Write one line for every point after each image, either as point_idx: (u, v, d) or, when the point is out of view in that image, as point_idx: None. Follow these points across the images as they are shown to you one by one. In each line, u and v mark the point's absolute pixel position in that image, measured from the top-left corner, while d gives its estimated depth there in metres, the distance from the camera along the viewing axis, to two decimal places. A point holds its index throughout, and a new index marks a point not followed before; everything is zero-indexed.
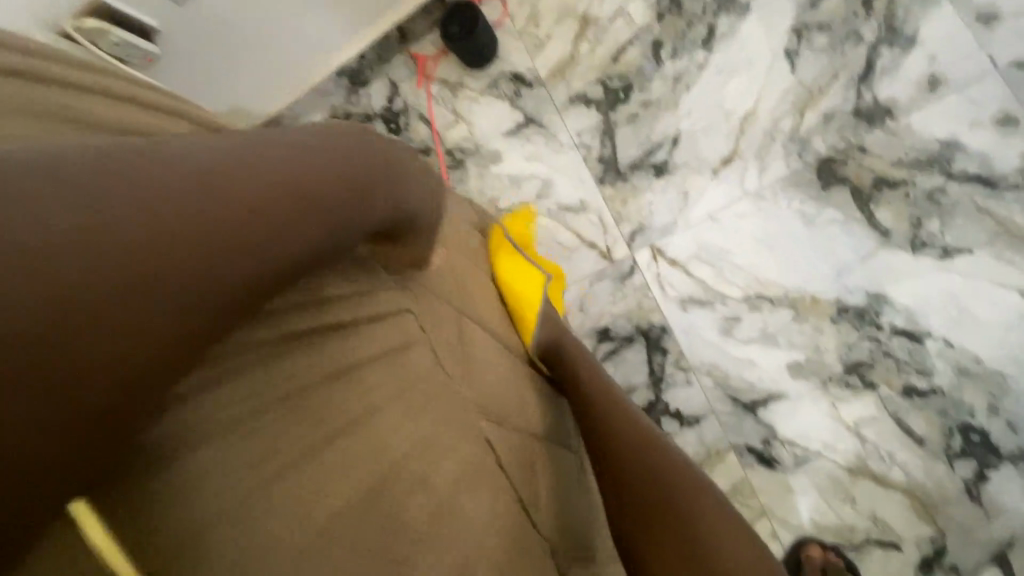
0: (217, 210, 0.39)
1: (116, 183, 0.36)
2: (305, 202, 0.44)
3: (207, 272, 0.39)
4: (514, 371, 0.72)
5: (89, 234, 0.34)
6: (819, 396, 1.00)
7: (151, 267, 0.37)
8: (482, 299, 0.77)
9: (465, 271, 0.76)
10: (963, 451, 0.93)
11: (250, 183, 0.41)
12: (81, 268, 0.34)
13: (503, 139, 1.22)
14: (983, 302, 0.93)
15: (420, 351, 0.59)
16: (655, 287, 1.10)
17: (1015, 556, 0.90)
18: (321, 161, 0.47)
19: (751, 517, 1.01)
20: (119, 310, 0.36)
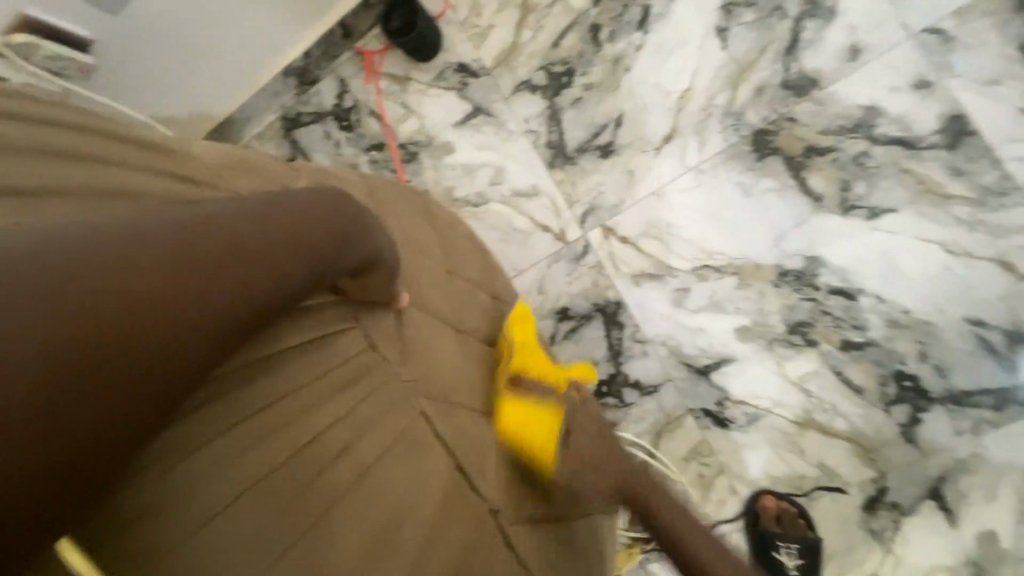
0: (209, 252, 0.41)
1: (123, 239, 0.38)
2: (291, 249, 0.47)
3: (194, 320, 0.40)
4: (457, 348, 0.72)
5: (97, 284, 0.36)
6: (766, 356, 1.06)
7: (146, 316, 0.37)
8: (428, 278, 0.75)
9: (407, 250, 0.74)
10: (898, 397, 1.00)
11: (242, 230, 0.44)
12: (92, 313, 0.35)
13: (454, 129, 1.24)
14: (908, 257, 0.99)
15: (363, 350, 0.59)
16: (608, 264, 1.14)
17: (948, 490, 0.98)
18: (308, 211, 0.50)
19: (710, 475, 1.08)
20: (118, 353, 0.37)
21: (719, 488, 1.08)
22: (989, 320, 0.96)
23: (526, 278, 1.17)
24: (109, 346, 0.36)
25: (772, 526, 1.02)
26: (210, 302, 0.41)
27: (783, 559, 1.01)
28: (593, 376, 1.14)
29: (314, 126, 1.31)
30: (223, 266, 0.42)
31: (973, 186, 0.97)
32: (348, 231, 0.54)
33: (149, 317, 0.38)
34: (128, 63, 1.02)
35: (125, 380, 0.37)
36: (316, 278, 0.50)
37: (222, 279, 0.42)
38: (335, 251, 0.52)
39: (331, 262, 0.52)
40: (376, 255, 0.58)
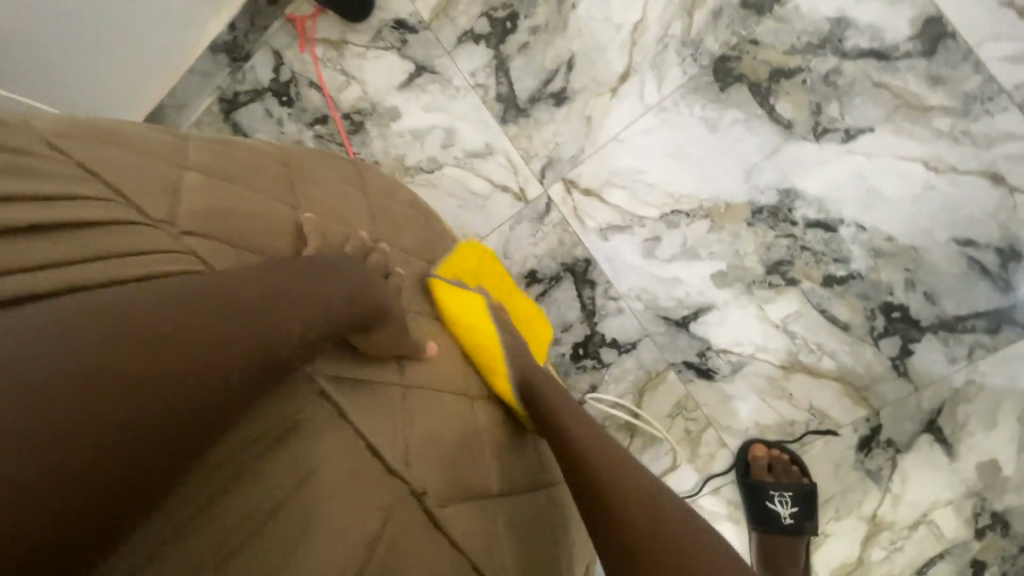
0: (202, 306, 0.43)
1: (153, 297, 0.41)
2: (294, 306, 0.48)
3: (206, 361, 0.41)
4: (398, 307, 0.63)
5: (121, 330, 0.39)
6: (745, 300, 1.00)
7: (164, 360, 0.39)
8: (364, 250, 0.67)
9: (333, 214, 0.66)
10: (886, 329, 0.94)
11: (236, 288, 0.46)
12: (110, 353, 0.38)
13: (398, 92, 1.16)
14: (889, 178, 0.92)
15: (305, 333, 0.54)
16: (573, 220, 1.07)
17: (945, 422, 0.93)
18: (332, 273, 0.54)
19: (697, 429, 1.04)
20: (128, 397, 0.38)
21: (707, 441, 1.04)
22: (980, 239, 0.89)
23: (489, 243, 1.11)
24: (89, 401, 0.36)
25: (764, 477, 0.98)
26: (194, 354, 0.41)
27: (779, 510, 0.97)
28: (568, 339, 1.08)
29: (253, 104, 1.23)
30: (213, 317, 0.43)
31: (954, 93, 0.89)
32: (354, 284, 0.56)
33: (159, 355, 0.39)
34: (43, 53, 0.94)
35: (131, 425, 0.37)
36: (323, 336, 0.51)
37: (211, 331, 0.42)
38: (344, 310, 0.53)
39: (339, 316, 0.52)
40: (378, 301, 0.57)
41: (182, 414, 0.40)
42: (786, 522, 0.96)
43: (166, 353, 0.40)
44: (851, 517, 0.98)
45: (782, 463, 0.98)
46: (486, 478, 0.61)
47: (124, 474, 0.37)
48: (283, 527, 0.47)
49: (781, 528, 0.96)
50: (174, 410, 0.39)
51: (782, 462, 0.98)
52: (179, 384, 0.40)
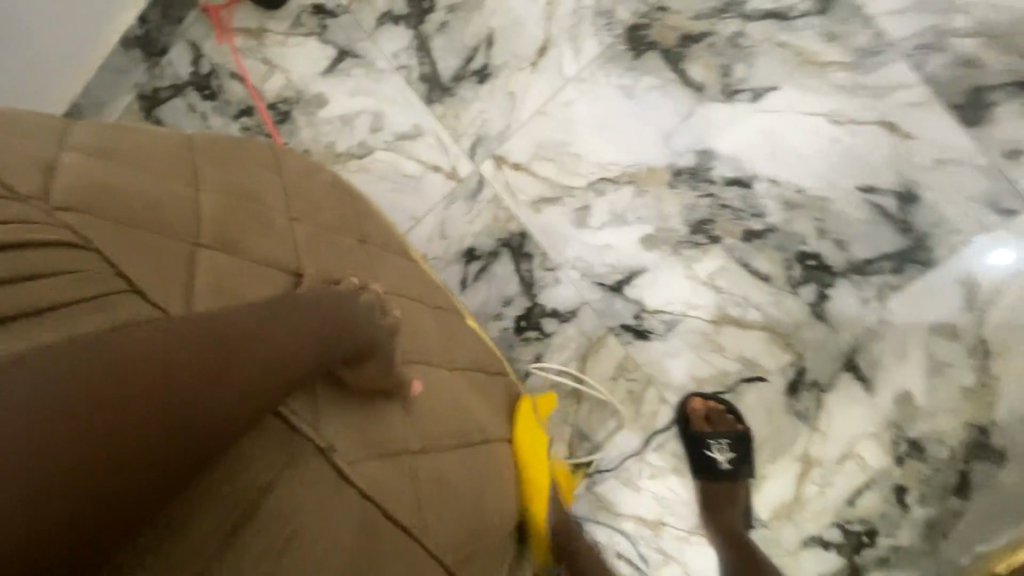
0: (188, 339, 0.46)
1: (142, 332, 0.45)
2: (288, 339, 0.52)
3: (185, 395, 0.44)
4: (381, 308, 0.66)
5: (105, 363, 0.41)
6: (673, 261, 1.03)
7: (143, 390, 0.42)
8: (321, 246, 0.68)
9: (276, 200, 0.67)
10: (804, 278, 0.99)
11: (233, 322, 0.49)
12: (95, 383, 0.41)
13: (323, 79, 1.14)
14: (796, 134, 0.96)
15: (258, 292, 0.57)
16: (505, 195, 1.09)
17: (862, 359, 0.99)
18: (318, 309, 0.57)
19: (639, 388, 1.08)
20: (109, 424, 0.40)
21: (650, 399, 1.08)
22: (880, 185, 0.95)
23: (425, 224, 1.12)
24: (92, 427, 0.40)
25: (703, 428, 1.03)
26: (179, 386, 0.44)
27: (717, 457, 1.02)
28: (510, 313, 1.11)
29: (173, 100, 1.19)
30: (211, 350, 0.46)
31: (848, 48, 0.95)
32: (341, 327, 0.58)
33: (140, 384, 0.42)
34: None
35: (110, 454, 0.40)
36: (306, 366, 0.54)
37: (207, 364, 0.46)
38: (331, 338, 0.57)
39: (318, 347, 0.55)
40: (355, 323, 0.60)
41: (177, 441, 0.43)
42: (723, 467, 1.02)
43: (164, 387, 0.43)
44: (784, 458, 1.04)
45: (719, 412, 1.03)
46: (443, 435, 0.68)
47: (111, 496, 0.41)
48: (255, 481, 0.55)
49: (718, 473, 1.02)
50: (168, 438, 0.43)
51: (719, 411, 1.03)
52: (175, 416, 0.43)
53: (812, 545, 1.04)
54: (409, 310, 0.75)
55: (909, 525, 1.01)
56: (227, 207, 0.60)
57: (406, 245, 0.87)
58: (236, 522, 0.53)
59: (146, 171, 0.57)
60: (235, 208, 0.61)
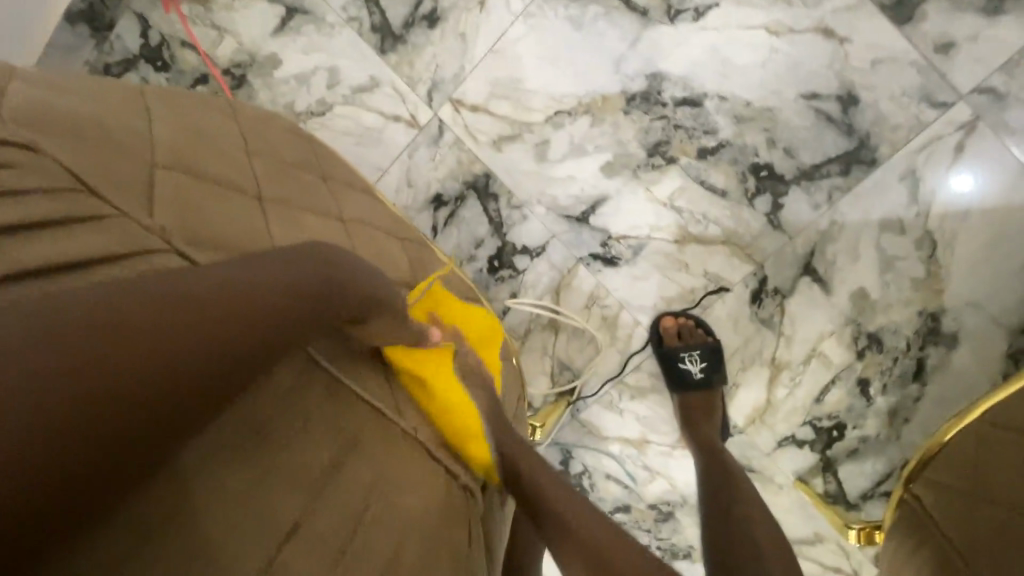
0: (189, 299, 0.43)
1: (146, 292, 0.42)
2: (268, 325, 0.48)
3: (183, 359, 0.42)
4: (344, 240, 0.71)
5: (107, 315, 0.39)
6: (634, 185, 1.07)
7: (145, 351, 0.40)
8: (287, 182, 0.71)
9: (231, 137, 0.69)
10: (758, 189, 1.03)
11: (212, 300, 0.45)
12: (98, 340, 0.38)
13: (274, 39, 1.15)
14: (738, 49, 1.00)
15: (237, 222, 0.59)
16: (466, 138, 1.11)
17: (818, 262, 1.04)
18: (315, 264, 0.55)
19: (612, 314, 1.12)
20: (102, 385, 0.38)
21: (624, 324, 1.13)
22: (822, 91, 0.99)
23: (392, 175, 1.14)
24: (83, 383, 0.37)
25: (675, 342, 1.08)
26: (171, 350, 0.41)
27: (690, 368, 1.07)
28: (483, 254, 1.14)
29: (127, 75, 1.18)
30: (189, 332, 0.43)
31: None
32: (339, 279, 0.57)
33: (138, 340, 0.40)
34: None
35: (105, 418, 0.38)
36: (306, 323, 0.52)
37: (183, 354, 0.42)
38: (331, 297, 0.55)
39: (319, 301, 0.54)
40: (349, 278, 0.58)
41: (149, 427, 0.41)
42: (696, 377, 1.07)
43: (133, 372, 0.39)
44: (755, 365, 1.10)
45: (690, 327, 1.08)
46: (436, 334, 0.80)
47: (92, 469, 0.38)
48: (261, 425, 0.57)
49: (692, 383, 1.07)
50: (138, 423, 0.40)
51: (690, 327, 1.08)
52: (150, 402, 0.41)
53: (787, 445, 1.11)
54: (376, 236, 0.78)
55: (874, 416, 1.07)
56: (190, 144, 0.62)
57: (370, 186, 0.89)
58: (239, 469, 0.54)
59: (100, 105, 0.57)
60: (186, 143, 0.62)
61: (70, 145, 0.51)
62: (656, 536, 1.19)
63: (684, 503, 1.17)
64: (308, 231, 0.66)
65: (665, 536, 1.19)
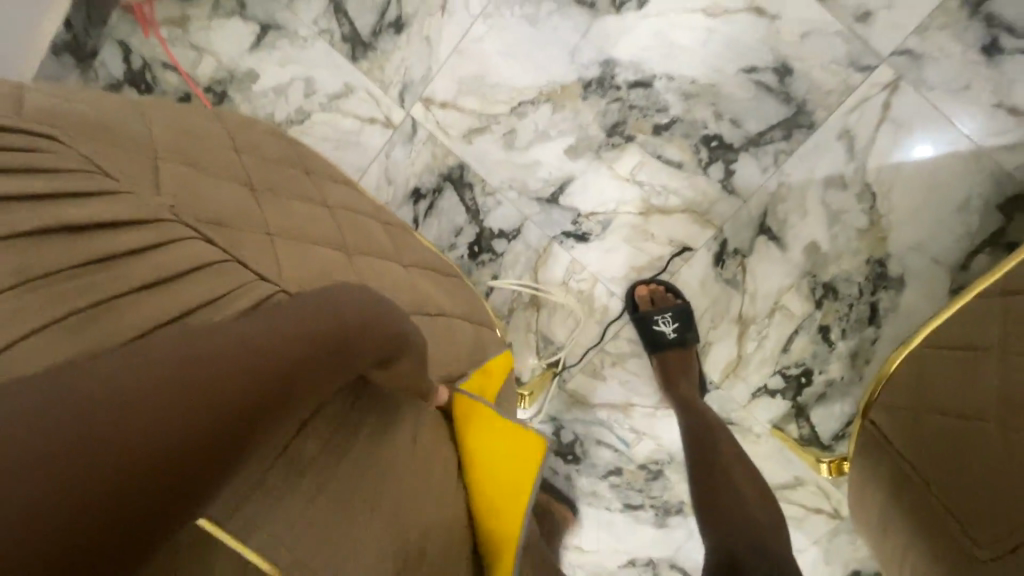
0: (218, 349, 0.44)
1: (179, 344, 0.43)
2: (269, 380, 0.45)
3: (208, 403, 0.41)
4: (332, 220, 0.77)
5: (140, 366, 0.40)
6: (598, 164, 1.15)
7: (172, 397, 0.40)
8: (276, 174, 0.78)
9: (222, 138, 0.76)
10: (711, 158, 1.12)
11: (203, 356, 0.43)
12: (129, 387, 0.39)
13: (251, 55, 1.22)
14: (680, 31, 1.09)
15: (234, 209, 0.64)
16: (438, 133, 1.19)
17: (771, 221, 1.13)
18: (340, 304, 0.54)
19: (588, 287, 1.20)
20: (127, 435, 0.37)
21: (599, 295, 1.21)
22: (759, 64, 1.08)
23: (372, 174, 1.22)
24: (108, 435, 0.37)
25: (648, 308, 1.15)
26: (197, 392, 0.41)
27: (663, 329, 1.14)
28: (463, 241, 1.22)
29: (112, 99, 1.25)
30: (217, 375, 0.42)
31: None
32: (367, 317, 0.56)
33: (164, 388, 0.40)
34: None
35: (128, 472, 0.37)
36: (331, 362, 0.51)
37: (173, 417, 0.39)
38: (359, 335, 0.54)
39: (342, 337, 0.52)
40: (359, 321, 0.54)
41: (158, 487, 0.38)
42: (670, 337, 1.14)
43: (116, 440, 0.37)
44: (723, 323, 1.18)
45: (662, 293, 1.15)
46: (440, 299, 0.85)
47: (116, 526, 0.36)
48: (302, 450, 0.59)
49: (667, 343, 1.14)
50: (128, 501, 0.36)
51: (661, 292, 1.15)
52: (140, 475, 0.37)
53: (761, 395, 1.19)
54: (360, 221, 0.84)
55: (837, 359, 1.15)
56: (186, 142, 0.69)
57: (349, 179, 0.96)
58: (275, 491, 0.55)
59: (108, 110, 0.64)
60: (183, 141, 0.69)
61: (85, 140, 0.57)
62: (648, 495, 1.26)
63: (671, 460, 1.24)
64: (299, 215, 0.72)
65: (656, 494, 1.26)
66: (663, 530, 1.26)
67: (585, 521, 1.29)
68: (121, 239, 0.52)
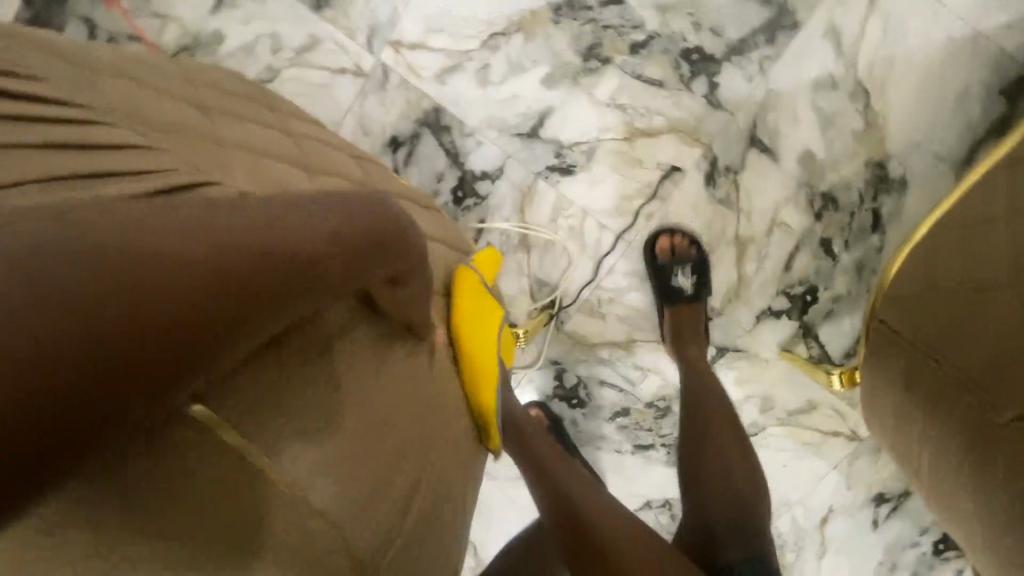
0: (229, 233, 0.40)
1: (186, 222, 0.39)
2: (270, 273, 0.40)
3: (210, 285, 0.37)
4: (291, 146, 0.75)
5: (141, 237, 0.37)
6: (577, 91, 1.11)
7: (167, 272, 0.36)
8: (232, 103, 0.76)
9: (174, 70, 0.74)
10: (693, 72, 1.08)
11: (194, 239, 0.38)
12: (130, 256, 0.36)
13: (215, 16, 1.19)
14: None
15: (194, 133, 0.61)
16: (410, 76, 1.16)
17: (762, 133, 1.08)
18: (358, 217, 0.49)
19: (578, 222, 1.16)
20: (120, 307, 0.34)
21: (591, 230, 1.17)
22: None
23: (347, 126, 1.19)
24: (94, 301, 0.34)
25: (668, 258, 1.12)
26: (195, 272, 0.37)
27: (681, 281, 1.12)
28: (446, 187, 1.18)
29: None
30: (222, 256, 0.38)
31: None
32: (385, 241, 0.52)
33: (165, 262, 0.36)
34: None
35: (117, 343, 0.34)
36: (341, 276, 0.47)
37: (170, 289, 0.36)
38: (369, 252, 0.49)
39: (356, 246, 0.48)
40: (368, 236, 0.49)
41: (145, 366, 0.35)
42: (688, 291, 1.12)
43: (97, 312, 0.34)
44: (720, 245, 1.14)
45: (684, 245, 1.12)
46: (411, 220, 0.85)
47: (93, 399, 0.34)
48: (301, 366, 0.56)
49: (684, 297, 1.12)
50: (110, 376, 0.34)
51: (683, 244, 1.12)
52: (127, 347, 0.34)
53: (765, 318, 1.14)
54: (326, 150, 0.82)
55: (842, 274, 1.10)
56: (135, 65, 0.67)
57: (317, 121, 0.93)
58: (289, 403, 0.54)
59: (67, 43, 0.62)
60: (142, 69, 0.68)
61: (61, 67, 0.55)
62: (658, 433, 1.23)
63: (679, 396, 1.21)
64: (256, 137, 0.71)
65: (665, 432, 1.22)
66: (675, 468, 1.23)
67: (595, 466, 1.25)
68: (35, 107, 0.49)
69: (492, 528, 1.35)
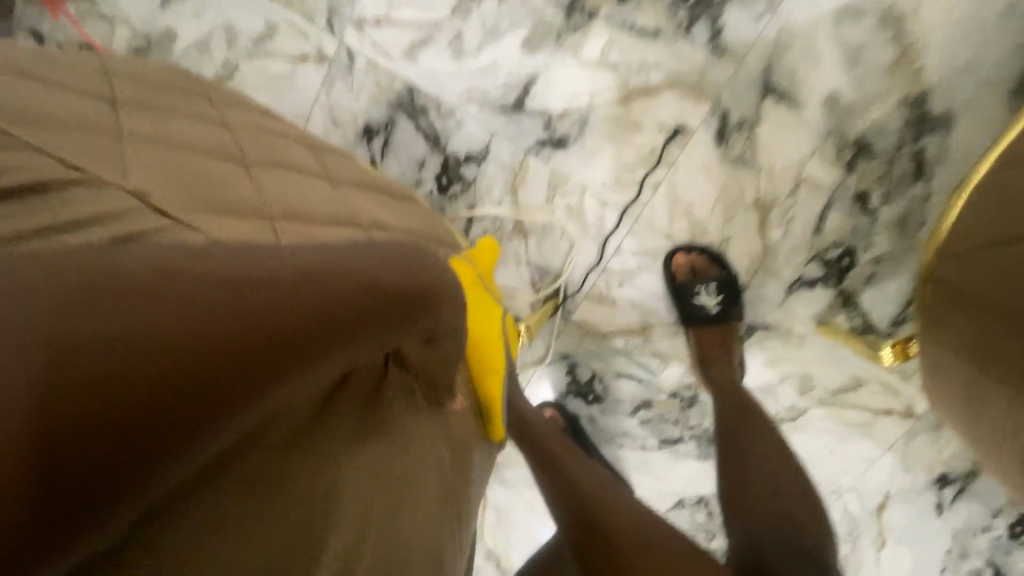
0: (274, 273, 0.37)
1: (235, 260, 0.37)
2: (306, 318, 0.36)
3: (250, 323, 0.34)
4: (228, 136, 0.64)
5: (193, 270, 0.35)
6: (562, 53, 0.99)
7: (210, 307, 0.33)
8: (158, 93, 0.66)
9: (86, 61, 0.64)
10: (692, 17, 0.94)
11: (245, 270, 0.36)
12: (177, 288, 0.33)
13: (164, 13, 1.10)
14: None
15: (89, 131, 0.50)
16: (377, 56, 1.05)
17: (777, 78, 0.95)
18: (396, 261, 0.45)
19: (577, 200, 1.05)
20: (153, 343, 0.32)
21: (591, 207, 1.05)
22: None
23: (317, 119, 1.09)
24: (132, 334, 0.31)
25: (688, 278, 1.01)
26: (241, 309, 0.34)
27: (706, 302, 1.00)
28: (429, 175, 1.08)
29: None
30: (261, 294, 0.35)
31: None
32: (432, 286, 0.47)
33: (212, 296, 0.34)
34: None
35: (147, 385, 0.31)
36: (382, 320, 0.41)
37: (209, 324, 0.33)
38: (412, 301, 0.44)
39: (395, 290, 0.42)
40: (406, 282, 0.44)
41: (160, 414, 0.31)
42: (714, 311, 1.00)
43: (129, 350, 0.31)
44: (740, 211, 1.01)
45: (702, 262, 1.01)
46: (383, 212, 0.72)
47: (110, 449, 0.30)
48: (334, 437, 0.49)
49: (710, 318, 1.01)
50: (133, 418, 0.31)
51: (702, 261, 1.01)
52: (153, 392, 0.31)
53: (798, 288, 1.01)
54: (274, 139, 0.71)
55: (884, 231, 0.96)
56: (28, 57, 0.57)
57: (267, 109, 0.83)
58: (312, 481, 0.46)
59: None
60: (36, 60, 0.57)
61: None
62: (685, 426, 1.11)
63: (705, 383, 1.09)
64: (181, 128, 0.60)
65: (694, 423, 1.10)
66: (708, 463, 1.11)
67: (619, 465, 1.15)
68: None
69: (515, 534, 1.26)
